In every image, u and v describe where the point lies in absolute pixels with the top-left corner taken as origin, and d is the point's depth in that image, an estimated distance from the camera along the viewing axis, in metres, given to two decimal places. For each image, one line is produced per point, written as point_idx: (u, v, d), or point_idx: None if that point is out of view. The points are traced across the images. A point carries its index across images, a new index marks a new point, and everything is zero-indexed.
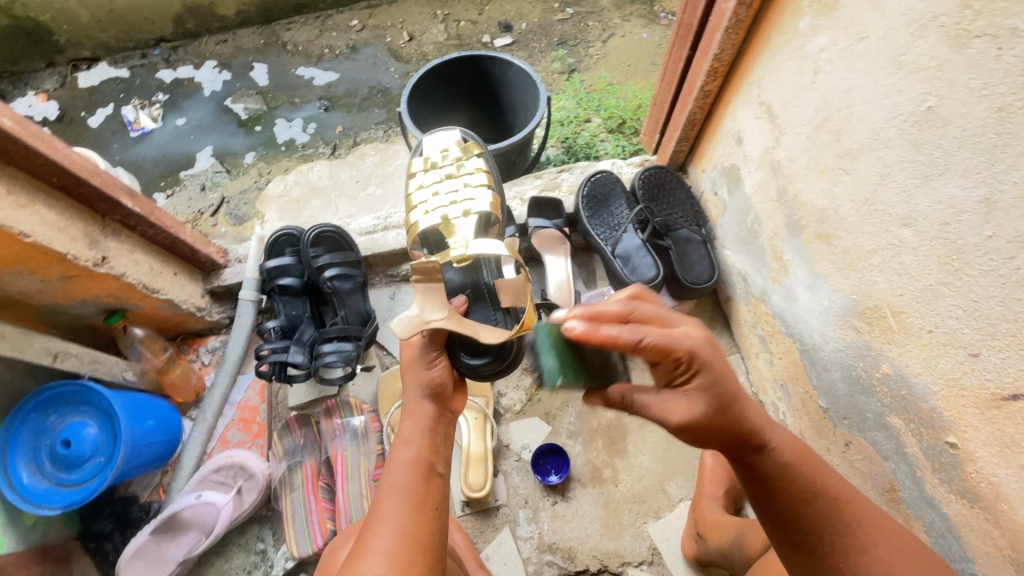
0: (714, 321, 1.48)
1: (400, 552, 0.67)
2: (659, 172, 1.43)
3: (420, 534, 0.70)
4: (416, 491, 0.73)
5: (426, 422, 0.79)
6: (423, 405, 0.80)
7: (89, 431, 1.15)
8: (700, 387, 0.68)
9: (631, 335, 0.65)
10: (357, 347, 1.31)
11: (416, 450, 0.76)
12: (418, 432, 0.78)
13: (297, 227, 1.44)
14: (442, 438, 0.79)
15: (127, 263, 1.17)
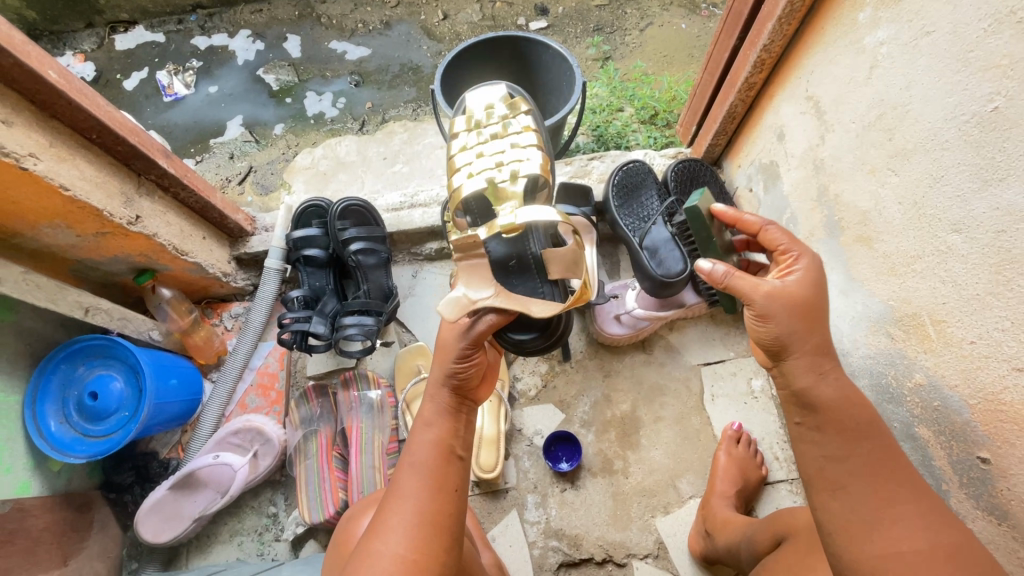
0: (737, 321, 1.45)
1: (417, 528, 0.68)
2: (693, 165, 1.40)
3: (437, 513, 0.71)
4: (436, 473, 0.73)
5: (444, 407, 0.79)
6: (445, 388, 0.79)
7: (115, 386, 1.17)
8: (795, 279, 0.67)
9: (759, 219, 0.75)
10: (378, 322, 1.31)
11: (435, 432, 0.77)
12: (439, 415, 0.78)
13: (325, 199, 1.44)
14: (463, 426, 0.79)
15: (159, 224, 1.18)
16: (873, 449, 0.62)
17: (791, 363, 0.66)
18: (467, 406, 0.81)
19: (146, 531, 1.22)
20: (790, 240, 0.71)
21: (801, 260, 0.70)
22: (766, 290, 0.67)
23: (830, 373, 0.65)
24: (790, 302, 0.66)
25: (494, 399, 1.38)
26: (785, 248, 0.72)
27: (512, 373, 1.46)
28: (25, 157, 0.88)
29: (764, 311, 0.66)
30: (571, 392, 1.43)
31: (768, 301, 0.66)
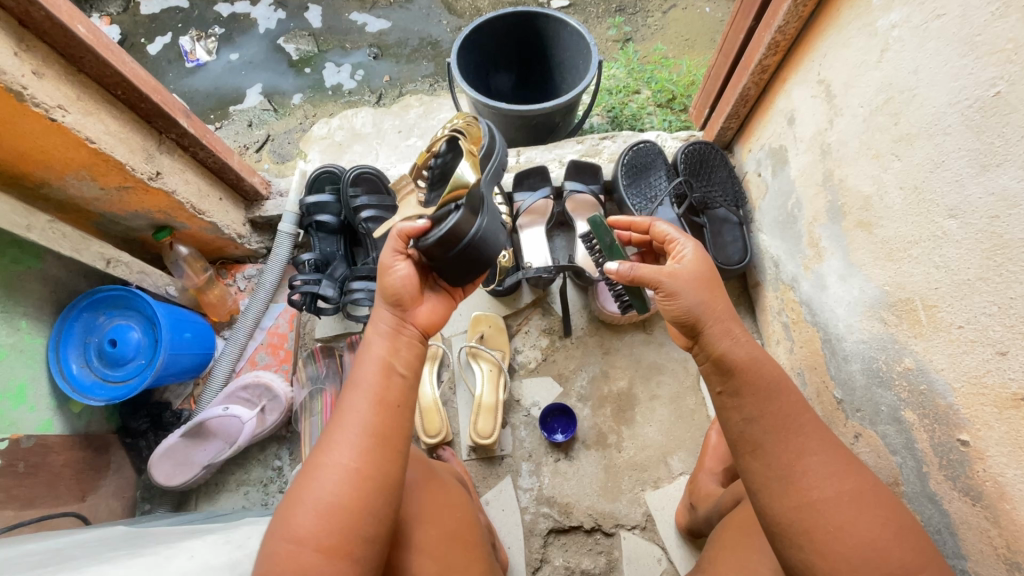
0: (739, 306, 1.46)
1: (361, 441, 0.70)
2: (703, 148, 1.41)
3: (382, 424, 0.73)
4: (378, 389, 0.75)
5: (386, 334, 0.80)
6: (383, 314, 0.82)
7: (133, 335, 1.23)
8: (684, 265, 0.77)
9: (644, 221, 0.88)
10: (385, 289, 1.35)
11: (381, 351, 0.79)
12: (379, 337, 0.80)
13: (338, 166, 1.48)
14: (405, 347, 0.81)
15: (179, 182, 1.22)
16: (781, 402, 0.65)
17: (707, 332, 0.71)
18: (408, 329, 0.83)
19: (158, 474, 1.28)
20: (677, 233, 0.82)
21: (688, 246, 0.79)
22: (669, 272, 0.74)
23: (740, 335, 0.70)
24: (692, 281, 0.73)
25: (494, 368, 1.42)
26: (671, 238, 0.82)
27: (513, 345, 1.49)
28: (54, 108, 0.92)
29: (671, 291, 0.73)
30: (570, 367, 1.46)
31: (674, 280, 0.73)
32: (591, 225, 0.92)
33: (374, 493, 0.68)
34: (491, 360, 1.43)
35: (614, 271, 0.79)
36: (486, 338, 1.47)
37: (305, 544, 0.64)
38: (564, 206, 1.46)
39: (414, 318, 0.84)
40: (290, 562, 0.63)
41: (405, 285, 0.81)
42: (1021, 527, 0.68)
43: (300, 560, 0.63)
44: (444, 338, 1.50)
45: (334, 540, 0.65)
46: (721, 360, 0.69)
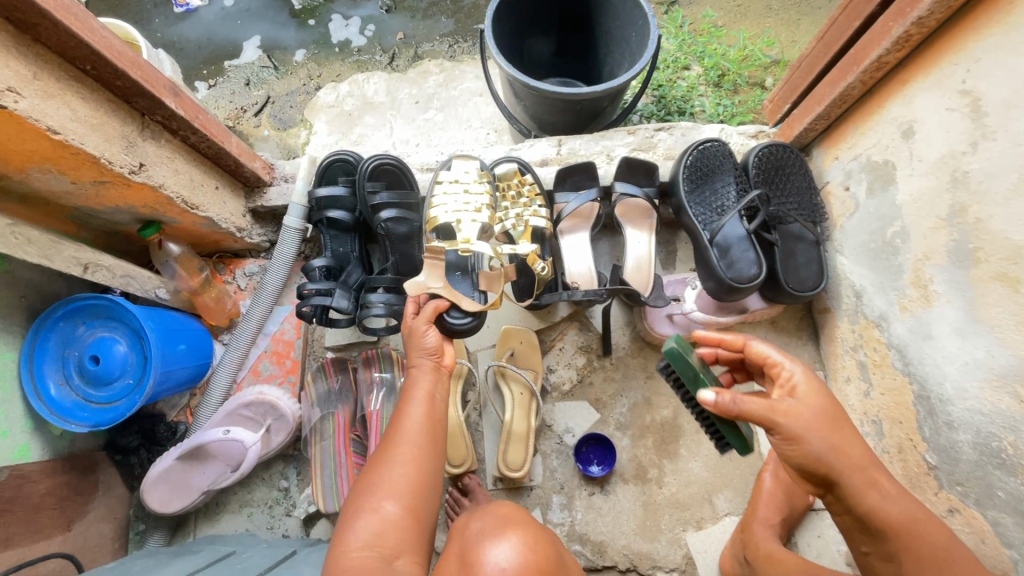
0: (800, 331, 1.31)
1: (416, 445, 0.92)
2: (779, 150, 1.21)
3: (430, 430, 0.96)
4: (427, 404, 0.97)
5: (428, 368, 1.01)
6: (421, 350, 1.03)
7: (119, 350, 1.06)
8: (802, 398, 0.73)
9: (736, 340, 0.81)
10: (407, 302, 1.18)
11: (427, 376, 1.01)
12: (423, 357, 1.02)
13: (352, 152, 1.27)
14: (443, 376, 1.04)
15: (166, 173, 1.03)
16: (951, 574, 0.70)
17: (846, 488, 0.73)
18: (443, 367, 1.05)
19: (153, 499, 1.16)
20: (779, 354, 0.77)
21: (793, 370, 0.75)
22: (782, 410, 0.71)
23: (884, 489, 0.73)
24: (812, 418, 0.71)
25: (525, 391, 1.28)
26: (776, 361, 0.77)
27: (545, 364, 1.34)
28: (2, 92, 0.72)
29: (793, 433, 0.71)
30: (608, 391, 1.32)
31: (790, 421, 0.71)
32: (669, 357, 0.83)
33: (425, 482, 0.90)
34: (522, 382, 1.28)
35: (709, 399, 0.73)
36: (516, 356, 1.32)
37: (373, 520, 0.84)
38: (613, 210, 1.26)
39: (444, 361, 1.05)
40: (362, 536, 0.82)
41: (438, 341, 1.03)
42: None
43: (371, 530, 0.83)
44: (470, 353, 1.35)
45: (400, 511, 0.86)
46: (867, 519, 0.73)
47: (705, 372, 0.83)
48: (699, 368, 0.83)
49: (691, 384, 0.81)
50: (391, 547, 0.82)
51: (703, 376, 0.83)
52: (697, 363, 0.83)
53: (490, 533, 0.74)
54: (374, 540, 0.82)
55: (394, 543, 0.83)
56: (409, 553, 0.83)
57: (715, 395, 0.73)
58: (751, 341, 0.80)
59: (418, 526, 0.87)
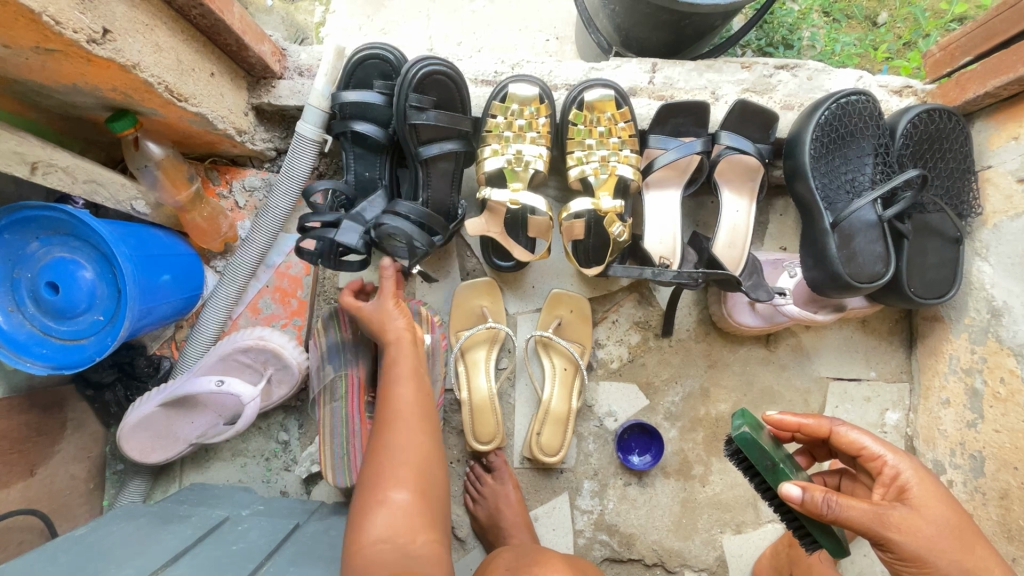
0: (891, 334, 1.13)
1: (416, 421, 0.74)
2: (939, 117, 0.95)
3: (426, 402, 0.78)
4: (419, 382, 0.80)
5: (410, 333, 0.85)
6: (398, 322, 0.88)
7: (84, 277, 0.84)
8: (918, 505, 0.66)
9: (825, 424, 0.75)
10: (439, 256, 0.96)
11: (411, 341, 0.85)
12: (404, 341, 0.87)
13: (393, 48, 0.99)
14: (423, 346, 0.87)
15: (141, 47, 0.74)
16: None
17: None
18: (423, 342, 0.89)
19: (132, 448, 0.99)
20: (878, 446, 0.71)
21: (888, 464, 0.70)
22: (893, 523, 0.64)
23: None
24: (923, 525, 0.65)
25: (569, 367, 1.11)
26: (880, 454, 0.71)
27: (594, 336, 1.16)
28: None
29: (912, 553, 0.64)
30: (662, 376, 1.15)
31: (897, 529, 0.64)
32: (740, 443, 0.69)
33: (433, 458, 0.72)
34: (566, 356, 1.11)
35: (794, 495, 0.65)
36: (563, 326, 1.13)
37: (392, 500, 0.65)
38: (714, 166, 1.01)
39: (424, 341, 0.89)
40: (381, 522, 0.63)
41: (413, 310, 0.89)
42: None
43: (389, 515, 0.64)
44: (509, 316, 1.15)
45: (414, 495, 0.67)
46: None
47: (785, 461, 0.70)
48: (775, 454, 0.70)
49: (768, 475, 0.68)
50: (409, 529, 0.64)
51: (773, 462, 0.69)
52: (769, 446, 0.70)
53: None
54: (393, 527, 0.63)
55: (416, 530, 0.64)
56: (430, 531, 0.65)
57: (801, 494, 0.64)
58: (839, 428, 0.75)
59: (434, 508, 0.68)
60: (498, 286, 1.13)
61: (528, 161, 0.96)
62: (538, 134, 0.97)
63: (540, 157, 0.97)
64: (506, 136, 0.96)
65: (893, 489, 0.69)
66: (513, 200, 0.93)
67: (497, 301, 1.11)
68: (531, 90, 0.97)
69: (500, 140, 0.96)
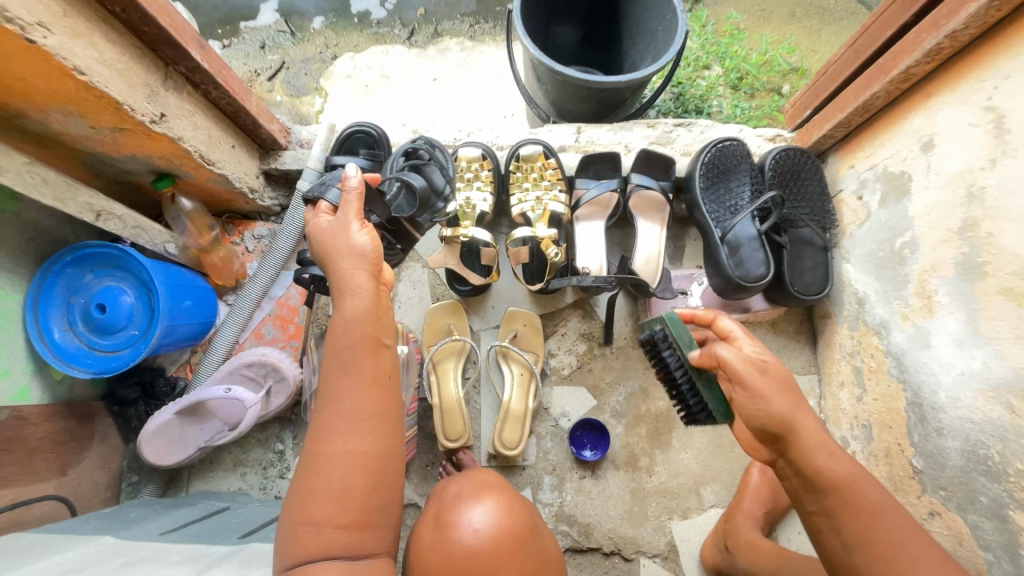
0: (798, 334, 1.33)
1: (360, 428, 0.69)
2: (796, 155, 1.22)
3: (376, 400, 0.72)
4: (368, 368, 0.72)
5: (363, 294, 0.74)
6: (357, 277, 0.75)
7: (126, 300, 1.07)
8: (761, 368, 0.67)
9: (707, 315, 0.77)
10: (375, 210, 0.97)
11: (365, 301, 0.74)
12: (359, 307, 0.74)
13: (374, 124, 1.28)
14: (386, 296, 0.79)
15: (185, 126, 1.02)
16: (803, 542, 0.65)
17: None
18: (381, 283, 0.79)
19: (149, 452, 1.16)
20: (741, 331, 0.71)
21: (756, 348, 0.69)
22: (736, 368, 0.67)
23: None
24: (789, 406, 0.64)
25: (525, 372, 1.29)
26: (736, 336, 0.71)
27: (547, 347, 1.36)
28: (33, 27, 0.71)
29: (741, 389, 0.65)
30: (607, 378, 1.34)
31: (769, 391, 0.64)
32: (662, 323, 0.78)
33: (378, 473, 0.70)
34: (521, 363, 1.29)
35: (696, 355, 0.70)
36: (519, 338, 1.33)
37: (330, 528, 0.67)
38: (628, 201, 1.28)
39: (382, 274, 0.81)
40: (318, 545, 0.66)
41: (371, 244, 0.76)
42: None
43: (326, 540, 0.67)
44: (474, 332, 1.36)
45: (355, 521, 0.68)
46: None
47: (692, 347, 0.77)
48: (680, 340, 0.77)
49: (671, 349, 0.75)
50: (349, 553, 0.67)
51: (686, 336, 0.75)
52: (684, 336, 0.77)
53: (466, 495, 0.82)
54: (330, 552, 0.66)
55: (357, 556, 0.68)
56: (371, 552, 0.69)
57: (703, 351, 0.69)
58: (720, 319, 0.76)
59: (380, 523, 0.71)
60: (463, 307, 1.35)
61: (475, 204, 1.20)
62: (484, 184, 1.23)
63: (485, 201, 1.21)
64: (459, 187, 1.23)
65: (777, 381, 0.65)
66: (463, 233, 1.18)
67: (462, 319, 1.32)
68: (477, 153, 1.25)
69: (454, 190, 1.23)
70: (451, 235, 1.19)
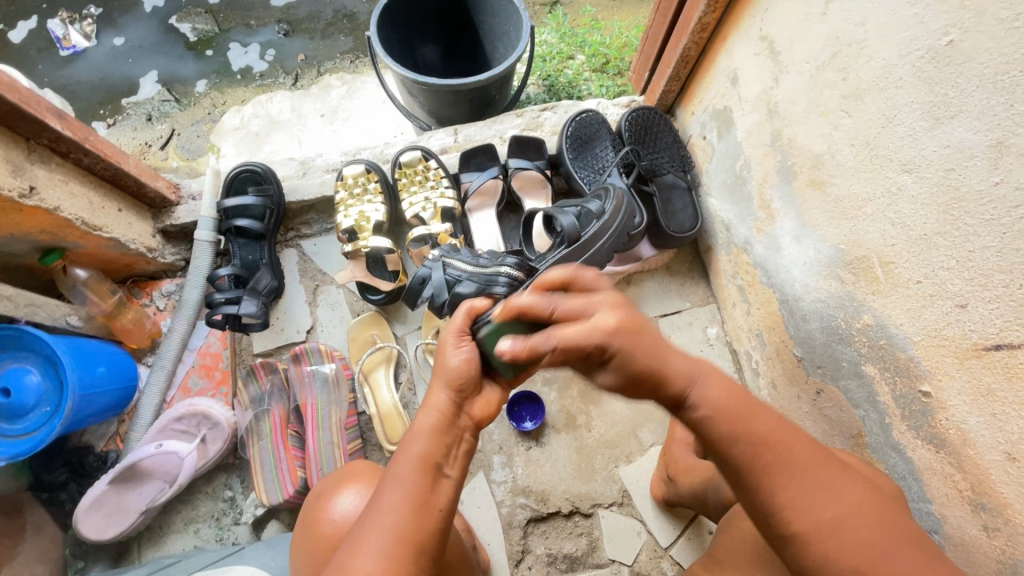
0: (692, 272, 1.46)
1: (388, 550, 0.63)
2: (645, 113, 1.35)
3: (410, 533, 0.65)
4: (418, 492, 0.67)
5: (438, 414, 0.71)
6: (440, 396, 0.71)
7: (31, 379, 1.06)
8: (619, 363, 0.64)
9: (546, 302, 0.67)
10: (493, 270, 0.83)
11: (426, 446, 0.69)
12: (431, 425, 0.70)
13: (258, 162, 1.34)
14: (460, 434, 0.73)
15: (61, 196, 1.05)
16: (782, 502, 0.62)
17: None
18: (464, 421, 0.74)
19: (88, 528, 1.14)
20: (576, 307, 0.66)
21: (608, 312, 0.64)
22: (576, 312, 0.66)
23: None
24: (646, 360, 0.63)
25: None
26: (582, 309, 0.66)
27: None
28: None
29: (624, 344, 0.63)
30: None
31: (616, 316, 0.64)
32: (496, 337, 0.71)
33: None
34: None
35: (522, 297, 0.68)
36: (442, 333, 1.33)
37: None
38: (511, 183, 1.37)
39: (469, 411, 0.75)
40: None
41: (471, 370, 0.72)
42: (985, 471, 0.71)
43: None
44: (399, 337, 1.38)
45: None
46: None
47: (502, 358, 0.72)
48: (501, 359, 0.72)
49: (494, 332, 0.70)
50: None
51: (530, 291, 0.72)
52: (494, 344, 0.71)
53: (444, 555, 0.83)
54: None
55: None
56: None
57: (530, 295, 0.68)
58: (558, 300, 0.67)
59: None
60: (384, 316, 1.37)
61: (369, 216, 1.29)
62: (373, 197, 1.31)
63: (377, 211, 1.30)
64: (352, 203, 1.31)
65: (623, 336, 0.63)
66: (364, 244, 1.25)
67: (384, 328, 1.35)
68: (357, 170, 1.34)
69: (346, 207, 1.30)
70: (353, 249, 1.26)
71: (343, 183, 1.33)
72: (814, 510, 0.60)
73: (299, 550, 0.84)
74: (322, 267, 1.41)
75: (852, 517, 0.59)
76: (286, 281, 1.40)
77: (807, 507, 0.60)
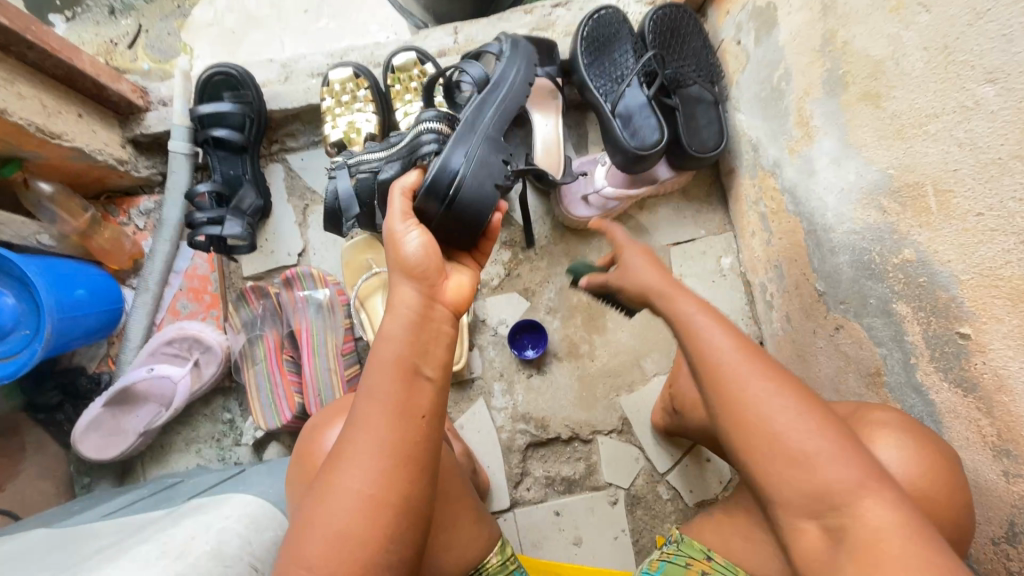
0: (710, 198, 1.36)
1: (372, 463, 0.56)
2: (673, 11, 1.17)
3: (395, 436, 0.57)
4: (398, 395, 0.58)
5: (407, 308, 0.62)
6: (404, 290, 0.63)
7: (5, 301, 1.01)
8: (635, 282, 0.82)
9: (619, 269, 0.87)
10: (418, 143, 0.75)
11: (400, 347, 0.60)
12: (401, 325, 0.62)
13: (231, 64, 1.19)
14: (438, 325, 0.64)
15: (7, 97, 0.93)
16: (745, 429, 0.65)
17: None
18: (441, 311, 0.65)
19: (88, 449, 1.14)
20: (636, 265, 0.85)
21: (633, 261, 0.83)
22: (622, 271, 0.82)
23: None
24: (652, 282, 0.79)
25: None
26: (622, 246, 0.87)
27: None
28: None
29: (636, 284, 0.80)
30: (536, 280, 1.37)
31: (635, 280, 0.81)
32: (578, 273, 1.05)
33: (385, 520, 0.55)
34: None
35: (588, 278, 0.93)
36: None
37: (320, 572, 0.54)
38: None
39: (444, 296, 0.66)
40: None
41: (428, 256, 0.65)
42: (1018, 418, 0.67)
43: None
44: None
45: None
46: None
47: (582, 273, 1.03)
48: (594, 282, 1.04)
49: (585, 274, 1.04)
50: None
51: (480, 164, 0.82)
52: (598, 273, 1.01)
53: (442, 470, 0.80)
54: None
55: None
56: None
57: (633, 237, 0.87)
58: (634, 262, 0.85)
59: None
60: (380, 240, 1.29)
61: (360, 127, 1.17)
62: (363, 105, 1.18)
63: (369, 121, 1.18)
64: (340, 112, 1.18)
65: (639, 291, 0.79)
66: None
67: (379, 252, 1.26)
68: (344, 74, 1.19)
69: (334, 116, 1.18)
70: None
71: (329, 88, 1.19)
72: (773, 419, 0.62)
73: (296, 476, 0.81)
74: (311, 185, 1.30)
75: (781, 420, 0.61)
76: (272, 199, 1.30)
77: (760, 408, 0.63)
